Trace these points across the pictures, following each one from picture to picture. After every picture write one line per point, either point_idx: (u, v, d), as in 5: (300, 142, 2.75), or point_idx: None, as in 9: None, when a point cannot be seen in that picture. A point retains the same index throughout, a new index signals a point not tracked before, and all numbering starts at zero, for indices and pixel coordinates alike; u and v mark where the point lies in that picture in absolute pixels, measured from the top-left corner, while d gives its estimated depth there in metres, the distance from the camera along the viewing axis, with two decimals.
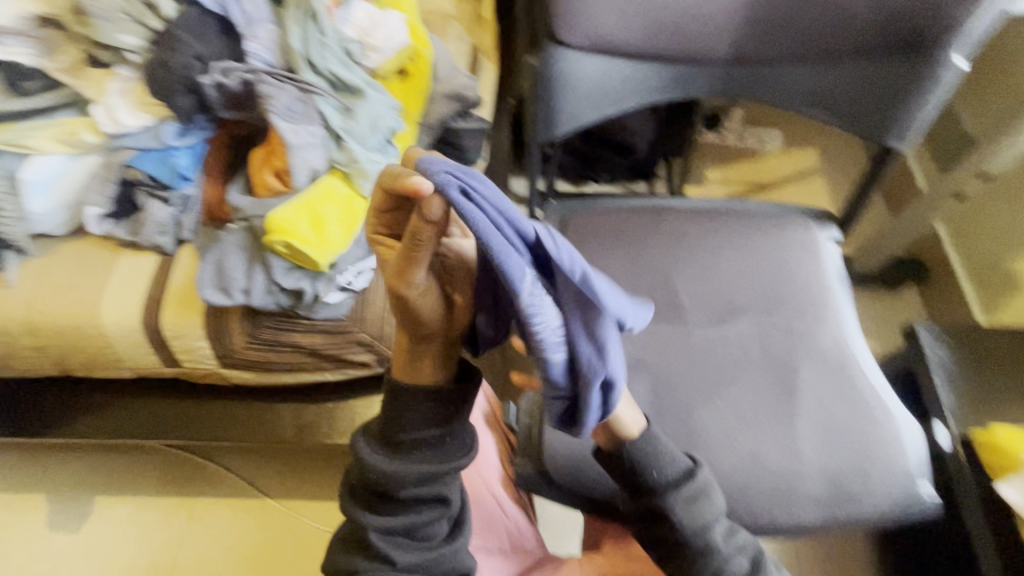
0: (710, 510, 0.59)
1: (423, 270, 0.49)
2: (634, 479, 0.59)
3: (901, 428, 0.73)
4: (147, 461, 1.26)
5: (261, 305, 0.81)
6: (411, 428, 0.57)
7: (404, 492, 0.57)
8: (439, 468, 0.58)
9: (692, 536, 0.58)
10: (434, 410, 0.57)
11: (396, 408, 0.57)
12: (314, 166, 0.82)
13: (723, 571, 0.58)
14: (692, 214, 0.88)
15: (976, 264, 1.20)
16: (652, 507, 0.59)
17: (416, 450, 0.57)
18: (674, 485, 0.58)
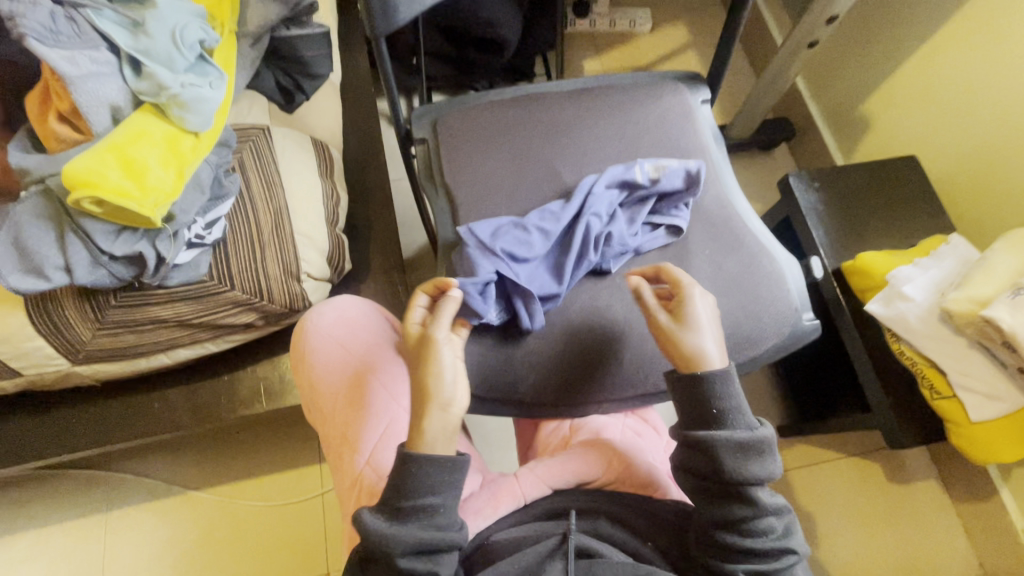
0: (768, 465, 0.58)
1: (439, 332, 0.61)
2: (701, 412, 0.60)
3: (784, 269, 0.76)
4: (37, 489, 1.11)
5: (92, 283, 0.68)
6: (412, 495, 0.56)
7: (403, 561, 0.55)
8: (433, 537, 0.56)
9: (739, 480, 0.57)
10: (435, 480, 0.57)
11: (399, 476, 0.57)
12: (112, 101, 0.69)
13: (750, 522, 0.57)
14: (565, 96, 0.85)
15: (835, 114, 1.28)
16: (708, 441, 0.58)
17: (413, 514, 0.56)
18: (739, 426, 0.59)
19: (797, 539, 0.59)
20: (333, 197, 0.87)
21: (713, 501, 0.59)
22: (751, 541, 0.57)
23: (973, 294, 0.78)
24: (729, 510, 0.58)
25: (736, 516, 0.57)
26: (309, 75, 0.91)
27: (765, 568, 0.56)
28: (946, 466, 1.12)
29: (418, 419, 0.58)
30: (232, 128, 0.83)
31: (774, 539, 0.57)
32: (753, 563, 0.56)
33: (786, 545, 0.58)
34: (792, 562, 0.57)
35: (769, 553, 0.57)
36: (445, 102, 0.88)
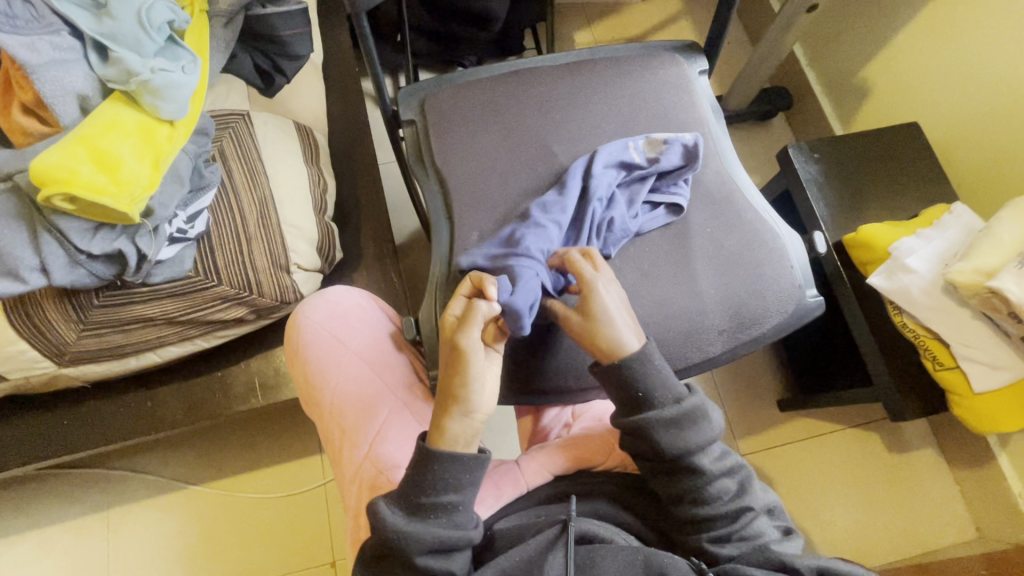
0: (700, 431, 0.58)
1: (471, 340, 0.56)
2: (627, 398, 0.59)
3: (787, 245, 0.74)
4: (34, 491, 1.09)
5: (71, 283, 0.66)
6: (432, 492, 0.56)
7: (417, 559, 0.55)
8: (451, 534, 0.56)
9: (677, 454, 0.57)
10: (454, 479, 0.56)
11: (418, 472, 0.56)
12: (79, 90, 0.67)
13: (707, 490, 0.57)
14: (557, 71, 0.82)
15: (832, 81, 1.25)
16: (638, 426, 0.58)
17: (432, 511, 0.56)
18: (665, 402, 0.58)
19: (757, 493, 0.59)
20: (320, 184, 0.84)
21: (662, 478, 0.59)
22: (709, 508, 0.57)
23: (980, 265, 0.77)
24: (679, 483, 0.58)
25: (688, 487, 0.58)
26: (289, 55, 0.86)
27: (728, 532, 0.57)
28: (943, 434, 1.13)
29: (441, 421, 0.57)
30: (209, 115, 0.79)
31: (732, 500, 0.58)
32: (716, 528, 0.57)
33: (745, 503, 0.58)
34: (757, 517, 0.58)
35: (729, 515, 0.57)
36: (432, 81, 0.84)
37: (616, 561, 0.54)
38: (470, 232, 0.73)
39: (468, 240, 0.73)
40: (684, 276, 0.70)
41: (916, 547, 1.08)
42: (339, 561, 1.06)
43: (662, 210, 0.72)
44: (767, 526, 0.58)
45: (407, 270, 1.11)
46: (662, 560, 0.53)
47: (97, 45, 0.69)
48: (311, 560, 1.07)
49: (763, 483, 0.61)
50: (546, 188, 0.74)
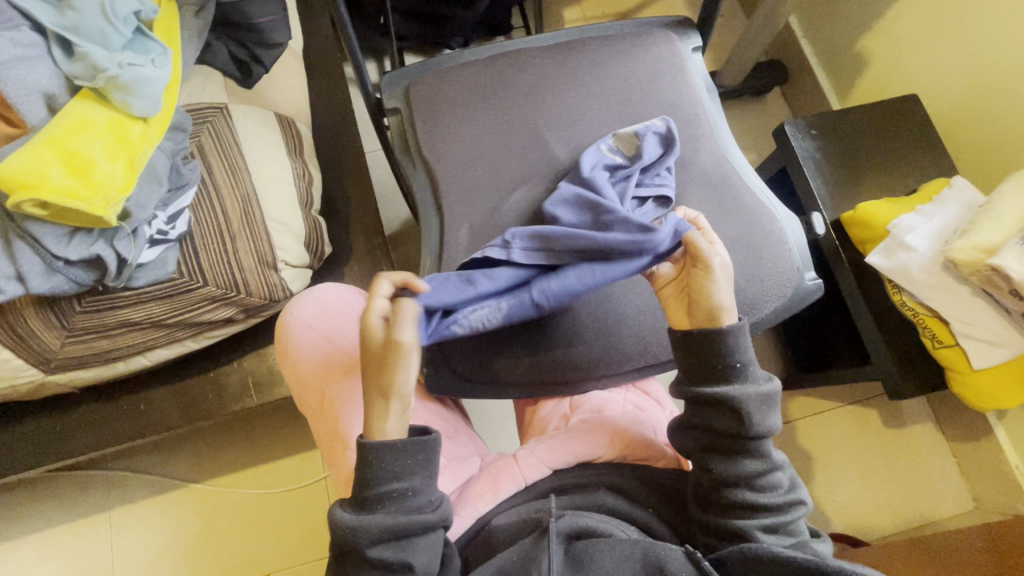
0: (775, 419, 0.58)
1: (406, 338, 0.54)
2: (711, 368, 0.58)
3: (785, 227, 0.73)
4: (35, 494, 1.09)
5: (50, 290, 0.65)
6: (376, 483, 0.55)
7: (374, 551, 0.54)
8: (403, 520, 0.54)
9: (752, 434, 0.57)
10: (398, 465, 0.55)
11: (361, 463, 0.56)
12: (44, 88, 0.64)
13: (763, 478, 0.57)
14: (545, 52, 0.79)
15: (829, 53, 1.22)
16: (720, 396, 0.57)
17: (380, 501, 0.55)
18: (751, 381, 0.58)
19: (802, 491, 0.60)
20: (304, 176, 0.81)
21: (722, 457, 0.58)
22: (761, 497, 0.57)
23: (979, 242, 0.75)
24: (740, 465, 0.57)
25: (747, 471, 0.57)
26: (265, 43, 0.82)
27: (776, 523, 0.56)
28: (940, 408, 1.13)
29: (368, 409, 0.56)
30: (185, 109, 0.77)
31: (784, 494, 0.58)
32: (763, 517, 0.56)
33: (794, 499, 0.58)
34: (802, 514, 0.58)
35: (778, 506, 0.57)
36: (416, 67, 0.81)
37: (613, 556, 0.54)
38: (460, 224, 0.71)
39: (458, 232, 0.71)
40: None
41: (914, 520, 1.09)
42: None
43: (651, 202, 0.68)
44: (807, 525, 0.59)
45: (399, 261, 1.09)
46: (656, 552, 0.53)
47: (60, 40, 0.66)
48: (315, 552, 1.07)
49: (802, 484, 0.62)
50: (537, 175, 0.72)
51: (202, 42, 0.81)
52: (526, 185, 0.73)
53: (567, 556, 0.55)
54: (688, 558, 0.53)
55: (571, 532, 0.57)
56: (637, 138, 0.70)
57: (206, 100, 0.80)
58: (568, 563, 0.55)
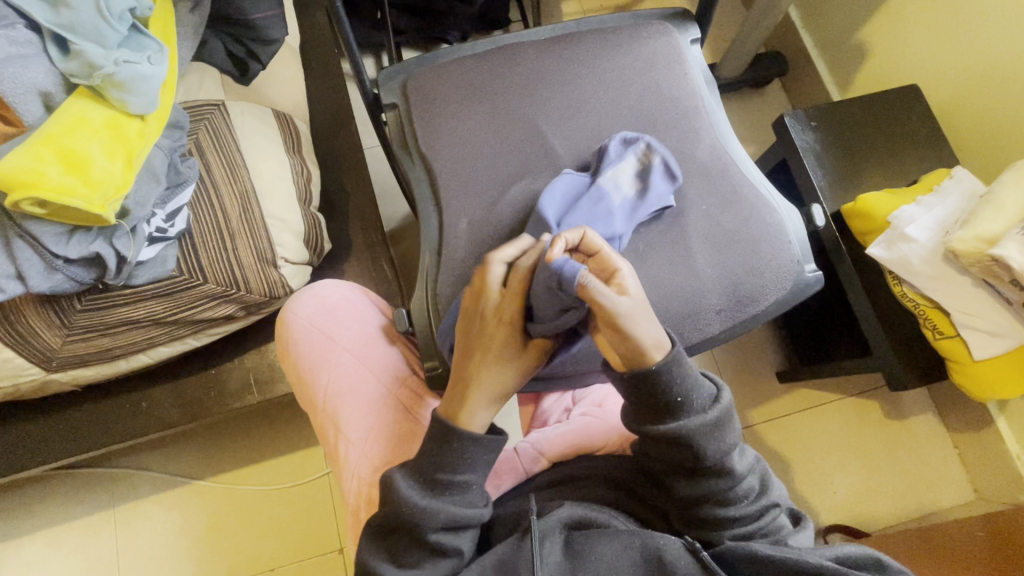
0: (732, 434, 0.55)
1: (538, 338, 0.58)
2: (655, 405, 0.52)
3: (784, 219, 0.73)
4: (40, 492, 1.10)
5: (50, 289, 0.65)
6: (451, 471, 0.56)
7: (432, 536, 0.55)
8: (466, 511, 0.56)
9: (710, 460, 0.54)
10: (473, 459, 0.56)
11: (439, 448, 0.55)
12: (40, 87, 0.64)
13: (733, 490, 0.56)
14: (543, 45, 0.78)
15: (829, 44, 1.21)
16: (670, 435, 0.53)
17: (451, 488, 0.56)
18: (699, 408, 0.53)
19: (773, 488, 0.59)
20: (303, 173, 0.81)
21: (687, 479, 0.56)
22: (733, 508, 0.56)
23: (981, 232, 0.75)
24: (705, 485, 0.56)
25: (714, 489, 0.56)
26: (261, 40, 0.82)
27: (749, 530, 0.56)
28: (942, 398, 1.13)
29: (478, 398, 0.55)
30: (182, 107, 0.77)
31: (755, 499, 0.57)
32: (736, 526, 0.57)
33: (767, 501, 0.58)
34: (776, 513, 0.58)
35: (751, 513, 0.57)
36: (413, 61, 0.81)
37: (624, 544, 0.54)
38: (459, 219, 0.71)
39: (457, 227, 0.71)
40: (681, 255, 0.68)
41: (916, 511, 1.09)
42: (346, 547, 1.07)
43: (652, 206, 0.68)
44: (784, 518, 0.59)
45: (400, 257, 1.09)
46: (655, 542, 0.53)
47: (56, 38, 0.66)
48: (319, 547, 1.08)
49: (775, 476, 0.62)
50: (536, 169, 0.72)
51: (198, 39, 0.81)
52: (524, 179, 0.72)
53: (566, 547, 0.55)
54: (687, 550, 0.53)
55: (571, 523, 0.58)
56: (639, 176, 0.69)
57: (203, 97, 0.80)
58: (566, 555, 0.55)
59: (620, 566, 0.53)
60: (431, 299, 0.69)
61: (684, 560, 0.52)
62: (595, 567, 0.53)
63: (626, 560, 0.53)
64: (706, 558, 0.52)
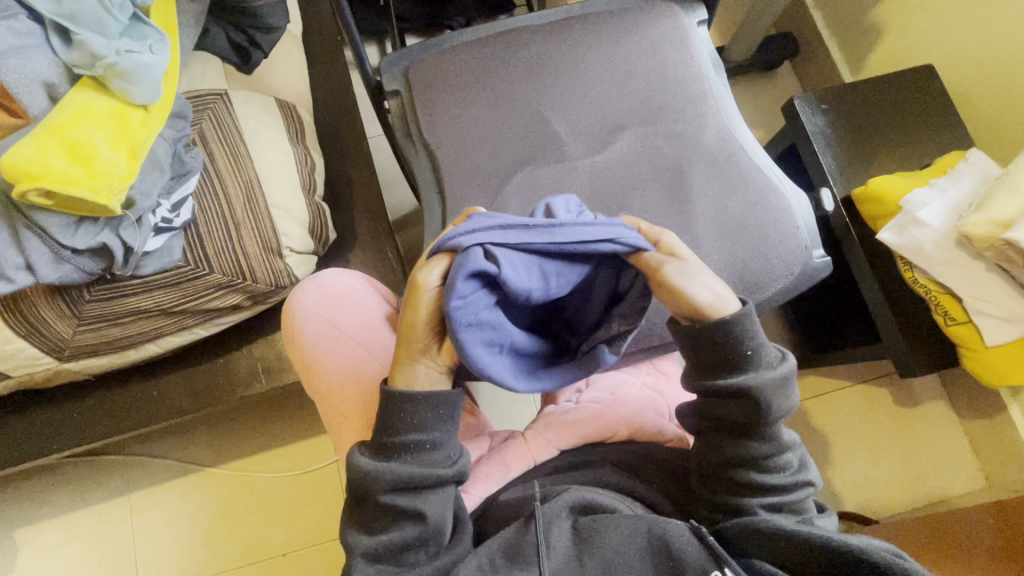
0: (791, 399, 0.56)
1: (434, 278, 0.52)
2: (722, 359, 0.55)
3: (792, 204, 0.72)
4: (57, 478, 1.12)
5: (59, 280, 0.66)
6: (395, 433, 0.57)
7: (387, 497, 0.57)
8: (417, 470, 0.57)
9: (764, 420, 0.55)
10: (419, 418, 0.57)
11: (383, 412, 0.58)
12: (44, 78, 0.64)
13: (775, 458, 0.57)
14: (546, 28, 0.77)
15: (842, 24, 1.18)
16: (733, 389, 0.55)
17: (397, 449, 0.57)
18: (763, 367, 0.55)
19: (810, 471, 0.60)
20: (307, 162, 0.82)
21: (734, 440, 0.57)
22: (769, 477, 0.57)
23: (995, 216, 0.73)
24: (751, 447, 0.56)
25: (759, 453, 0.56)
26: (262, 28, 0.81)
27: (780, 502, 0.57)
28: (953, 385, 1.12)
29: (399, 356, 0.58)
30: (185, 96, 0.77)
31: (793, 474, 0.58)
32: (768, 496, 0.57)
33: (803, 479, 0.58)
34: (807, 493, 0.58)
35: (784, 486, 0.57)
36: (414, 47, 0.80)
37: (618, 533, 0.54)
38: (463, 206, 0.71)
39: (460, 215, 0.70)
40: (687, 241, 0.67)
41: (924, 498, 1.09)
42: None
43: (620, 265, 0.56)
44: (811, 502, 0.59)
45: (405, 246, 1.09)
46: (661, 528, 0.53)
47: (58, 28, 0.66)
48: (328, 532, 1.10)
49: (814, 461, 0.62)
50: (539, 155, 0.72)
51: (200, 29, 0.80)
52: (528, 165, 0.72)
53: (573, 531, 0.56)
54: (694, 535, 0.53)
55: (575, 507, 0.58)
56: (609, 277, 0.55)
57: (205, 87, 0.80)
58: (574, 539, 0.55)
59: (626, 550, 0.53)
60: None
61: (689, 544, 0.52)
62: (603, 551, 0.54)
63: (631, 545, 0.53)
64: (714, 544, 0.52)
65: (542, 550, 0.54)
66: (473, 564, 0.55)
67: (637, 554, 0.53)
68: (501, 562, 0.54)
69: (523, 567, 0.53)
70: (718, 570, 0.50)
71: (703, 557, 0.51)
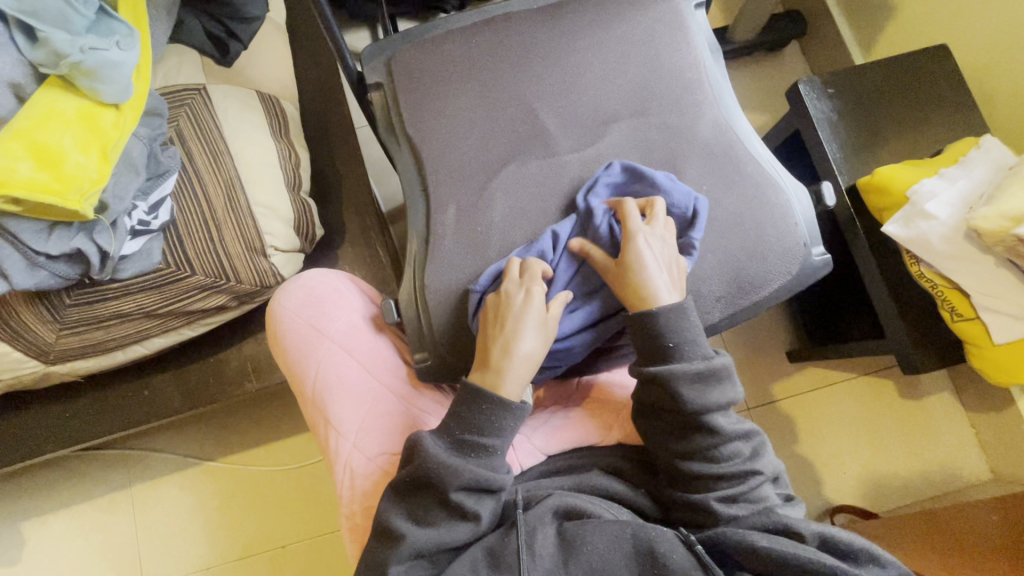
0: (726, 391, 0.58)
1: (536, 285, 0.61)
2: (649, 348, 0.58)
3: (792, 200, 0.68)
4: (59, 473, 1.13)
5: (36, 286, 0.65)
6: (478, 432, 0.58)
7: (455, 495, 0.56)
8: (490, 472, 0.57)
9: (698, 409, 0.56)
10: (498, 422, 0.58)
11: (466, 407, 0.59)
12: (10, 78, 0.62)
13: (719, 448, 0.57)
14: (533, 16, 0.73)
15: (855, 2, 1.12)
16: (659, 376, 0.57)
17: (476, 450, 0.58)
18: (692, 357, 0.57)
19: (766, 459, 0.59)
20: (291, 158, 0.79)
21: (672, 433, 0.59)
22: (718, 468, 0.57)
23: (1006, 209, 0.70)
24: (692, 440, 0.58)
25: (700, 445, 0.57)
26: (239, 17, 0.80)
27: (734, 492, 0.56)
28: (961, 379, 1.09)
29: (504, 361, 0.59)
30: (160, 92, 0.75)
31: (742, 462, 0.57)
32: (719, 488, 0.57)
33: (756, 467, 0.58)
34: (761, 482, 0.58)
35: (735, 475, 0.57)
36: (396, 37, 0.77)
37: (604, 537, 0.53)
38: (448, 205, 0.68)
39: (445, 214, 0.68)
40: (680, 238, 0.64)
41: (928, 492, 1.07)
42: None
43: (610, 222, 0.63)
44: (771, 490, 0.58)
45: (398, 239, 1.07)
46: (647, 533, 0.52)
47: (22, 25, 0.63)
48: (327, 525, 1.10)
49: (772, 450, 0.61)
50: (526, 152, 0.69)
51: (175, 19, 0.78)
52: (515, 161, 0.69)
53: (558, 536, 0.55)
54: (682, 543, 0.53)
55: (560, 511, 0.57)
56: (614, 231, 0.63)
57: (183, 82, 0.78)
58: (559, 545, 0.54)
59: (613, 556, 0.52)
60: (420, 292, 0.68)
61: (677, 550, 0.51)
62: (588, 557, 0.52)
63: (619, 551, 0.52)
64: (702, 553, 0.51)
65: (525, 560, 0.52)
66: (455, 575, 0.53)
67: (624, 562, 0.52)
68: (484, 570, 0.53)
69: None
70: None
71: (691, 564, 0.51)
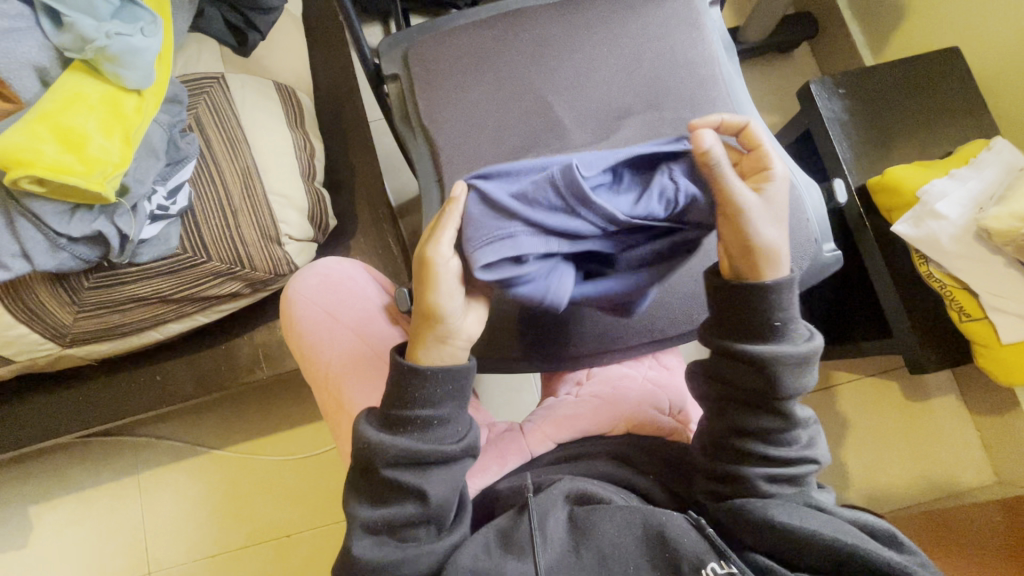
0: (811, 380, 0.56)
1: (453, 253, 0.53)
2: (743, 322, 0.55)
3: (804, 196, 0.69)
4: (68, 459, 1.14)
5: (56, 268, 0.66)
6: (405, 406, 0.56)
7: (390, 471, 0.55)
8: (421, 444, 0.55)
9: (789, 394, 0.55)
10: (425, 393, 0.56)
11: (394, 385, 0.57)
12: (36, 62, 0.64)
13: (787, 433, 0.56)
14: (550, 10, 0.74)
15: (867, 5, 1.12)
16: (756, 355, 0.54)
17: (408, 422, 0.56)
18: (794, 341, 0.55)
19: (819, 450, 0.58)
20: (306, 148, 0.80)
21: (744, 411, 0.56)
22: (776, 451, 0.56)
23: (1017, 210, 0.71)
24: (763, 421, 0.56)
25: (769, 427, 0.56)
26: (260, 7, 0.80)
27: (784, 473, 0.56)
28: (966, 381, 1.09)
29: (422, 335, 0.56)
30: (180, 81, 0.76)
31: (800, 449, 0.57)
32: (772, 467, 0.56)
33: (810, 455, 0.57)
34: (811, 469, 0.57)
35: (790, 459, 0.56)
36: (414, 30, 0.78)
37: (614, 523, 0.53)
38: None
39: None
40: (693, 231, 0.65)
41: (932, 493, 1.07)
42: None
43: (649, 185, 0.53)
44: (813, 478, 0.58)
45: (409, 233, 1.08)
46: (657, 518, 0.53)
47: (49, 11, 0.65)
48: (332, 515, 1.11)
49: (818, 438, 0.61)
50: (540, 144, 0.69)
51: (195, 8, 0.79)
52: (529, 155, 0.70)
53: (569, 521, 0.55)
54: (693, 526, 0.53)
55: (570, 497, 0.58)
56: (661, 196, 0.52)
57: (202, 70, 0.79)
58: (569, 530, 0.55)
59: (622, 540, 0.53)
60: None
61: (687, 534, 0.52)
62: (599, 541, 0.53)
63: (628, 536, 0.53)
64: (713, 536, 0.52)
65: (537, 542, 0.53)
66: (467, 553, 0.54)
67: (635, 546, 0.52)
68: (496, 552, 0.54)
69: (517, 557, 0.53)
70: (716, 560, 0.50)
71: (702, 546, 0.51)
